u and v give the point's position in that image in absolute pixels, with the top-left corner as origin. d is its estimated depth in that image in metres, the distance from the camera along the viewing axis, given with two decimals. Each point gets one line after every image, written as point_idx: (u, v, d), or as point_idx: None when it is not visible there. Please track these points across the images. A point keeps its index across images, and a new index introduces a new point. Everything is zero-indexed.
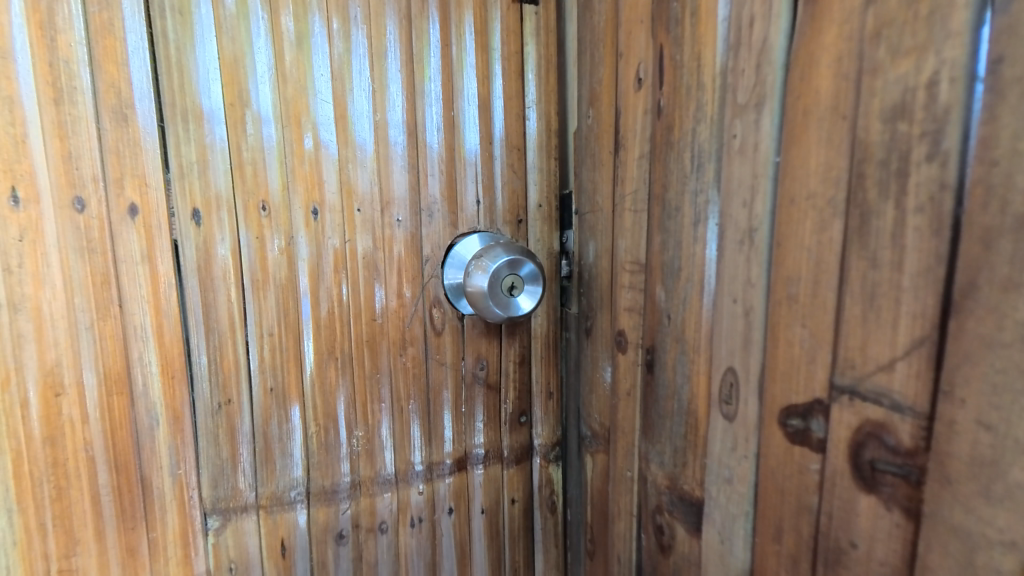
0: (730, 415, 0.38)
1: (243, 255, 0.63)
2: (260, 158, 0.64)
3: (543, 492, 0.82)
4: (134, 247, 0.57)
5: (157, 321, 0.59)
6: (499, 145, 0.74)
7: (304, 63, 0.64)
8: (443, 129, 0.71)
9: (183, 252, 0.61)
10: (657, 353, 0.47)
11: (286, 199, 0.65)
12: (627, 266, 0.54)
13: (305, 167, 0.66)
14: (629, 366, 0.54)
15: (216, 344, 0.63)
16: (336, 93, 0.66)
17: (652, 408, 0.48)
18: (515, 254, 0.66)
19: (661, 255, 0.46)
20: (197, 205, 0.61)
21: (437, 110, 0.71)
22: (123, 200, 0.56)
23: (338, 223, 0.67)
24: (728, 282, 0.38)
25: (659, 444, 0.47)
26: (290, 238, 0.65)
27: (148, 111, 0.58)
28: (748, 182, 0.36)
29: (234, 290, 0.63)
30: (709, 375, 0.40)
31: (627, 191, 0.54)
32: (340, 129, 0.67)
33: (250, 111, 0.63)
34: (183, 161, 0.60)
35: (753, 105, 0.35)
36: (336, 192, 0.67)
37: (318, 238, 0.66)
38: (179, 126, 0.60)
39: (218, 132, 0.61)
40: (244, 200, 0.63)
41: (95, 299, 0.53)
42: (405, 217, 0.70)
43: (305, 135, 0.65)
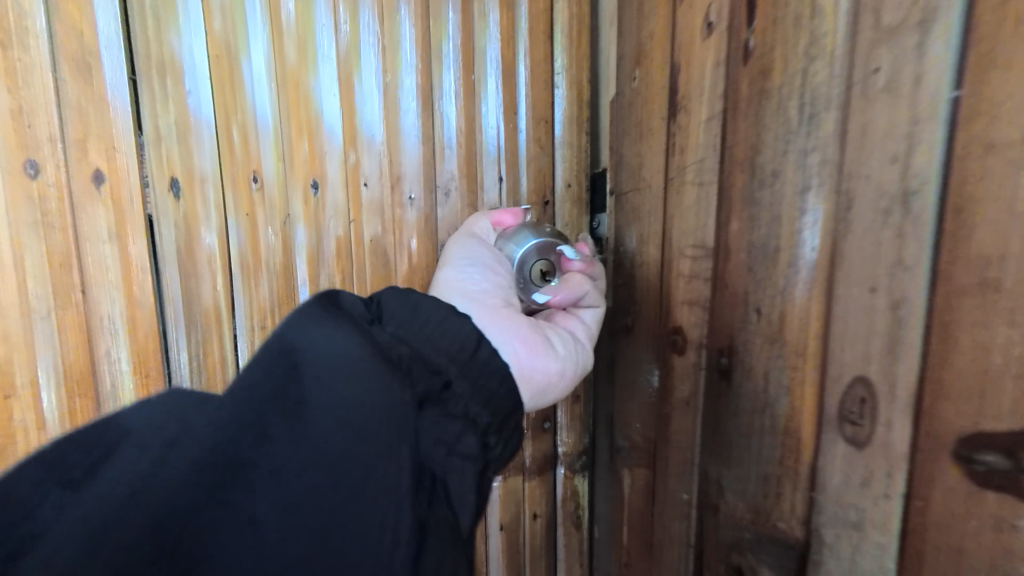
0: (859, 440, 0.28)
1: (232, 239, 0.55)
2: (252, 126, 0.55)
3: (568, 506, 0.74)
4: (101, 223, 0.50)
5: (130, 310, 0.51)
6: (524, 115, 0.65)
7: (304, 15, 0.55)
8: (461, 97, 0.62)
9: (161, 232, 0.53)
10: (738, 357, 0.38)
11: (282, 175, 0.56)
12: (687, 250, 0.46)
13: (304, 136, 0.57)
14: (688, 369, 0.46)
15: (200, 338, 0.55)
16: (340, 51, 0.56)
17: (728, 422, 0.39)
18: (541, 238, 0.53)
19: (744, 236, 0.37)
20: (178, 176, 0.53)
21: (455, 75, 0.61)
22: (87, 165, 0.49)
23: (341, 203, 0.58)
24: (858, 265, 0.28)
25: (737, 468, 0.38)
26: (286, 221, 0.57)
27: (117, 62, 0.49)
28: (900, 129, 0.26)
29: (222, 279, 0.56)
30: (822, 387, 0.31)
31: (688, 162, 0.46)
32: (344, 95, 0.57)
33: (241, 71, 0.54)
34: (160, 125, 0.52)
35: (912, 23, 0.25)
36: (338, 166, 0.58)
37: (317, 215, 0.58)
38: (156, 83, 0.51)
39: (201, 94, 0.53)
40: (233, 173, 0.55)
41: (55, 284, 0.48)
42: (418, 195, 0.61)
43: (304, 102, 0.56)
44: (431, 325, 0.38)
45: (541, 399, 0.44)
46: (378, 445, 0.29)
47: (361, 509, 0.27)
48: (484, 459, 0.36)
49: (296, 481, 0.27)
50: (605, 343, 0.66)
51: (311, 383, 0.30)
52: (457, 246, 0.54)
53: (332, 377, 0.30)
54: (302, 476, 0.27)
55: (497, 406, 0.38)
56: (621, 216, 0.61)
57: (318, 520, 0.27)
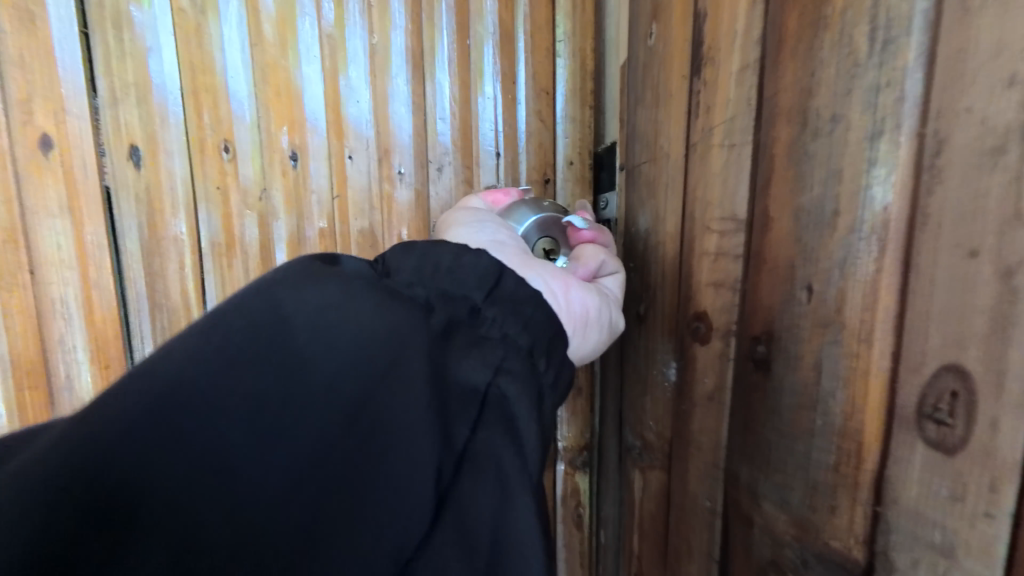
0: (943, 443, 0.23)
1: (201, 216, 0.50)
2: (221, 85, 0.49)
3: (570, 507, 0.68)
4: (52, 198, 0.46)
5: (86, 293, 0.48)
6: (524, 89, 0.59)
7: None
8: (456, 62, 0.56)
9: (121, 207, 0.48)
10: (778, 344, 0.32)
11: (256, 142, 0.51)
12: (714, 224, 0.40)
13: (282, 101, 0.51)
14: (712, 360, 0.40)
15: (164, 324, 0.50)
16: (320, 1, 0.51)
17: (765, 420, 0.33)
18: (543, 212, 0.47)
19: (789, 199, 0.32)
20: (138, 143, 0.48)
21: (449, 37, 0.55)
22: (36, 132, 0.46)
23: (323, 175, 0.53)
24: (951, 225, 0.22)
25: (776, 474, 0.32)
26: (262, 194, 0.51)
27: (66, 15, 0.45)
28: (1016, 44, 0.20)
29: (191, 260, 0.50)
30: (893, 377, 0.25)
31: (717, 122, 0.40)
32: (324, 53, 0.52)
33: (210, 22, 0.48)
34: (118, 85, 0.47)
35: None
36: (319, 133, 0.52)
37: (298, 194, 0.52)
38: (111, 37, 0.47)
39: (163, 48, 0.48)
40: (201, 139, 0.49)
41: (2, 264, 0.46)
42: (409, 169, 0.55)
43: (281, 57, 0.50)
44: (442, 266, 0.31)
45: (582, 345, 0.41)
46: (396, 372, 0.24)
47: (406, 441, 0.23)
48: (538, 386, 0.29)
49: (267, 430, 0.21)
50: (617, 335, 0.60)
51: (297, 321, 0.24)
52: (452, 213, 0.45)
53: (318, 320, 0.24)
54: (312, 410, 0.22)
55: (538, 330, 0.32)
56: (633, 195, 0.55)
57: (331, 452, 0.21)
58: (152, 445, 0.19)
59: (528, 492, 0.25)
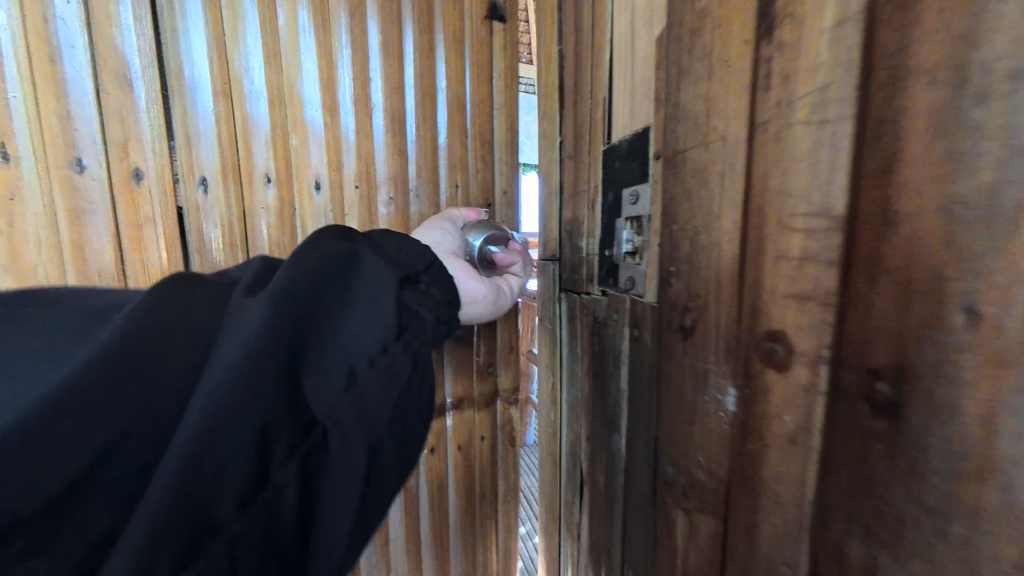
0: None
1: (269, 211, 1.10)
2: (272, 149, 1.08)
3: None
4: (211, 204, 1.06)
5: (210, 240, 1.06)
6: (445, 145, 1.20)
7: (296, 88, 1.07)
8: (394, 134, 1.15)
9: (228, 206, 1.07)
10: (916, 385, 0.24)
11: (301, 179, 1.11)
12: (796, 224, 0.32)
13: (307, 161, 1.12)
14: (794, 393, 0.32)
15: (234, 255, 1.07)
16: (316, 105, 1.09)
17: (896, 484, 0.26)
18: (485, 232, 0.98)
19: (938, 187, 0.23)
20: (236, 178, 1.06)
21: (387, 120, 1.14)
22: (198, 175, 1.04)
23: (331, 195, 1.14)
24: None
25: (921, 558, 0.25)
26: (301, 203, 1.12)
27: (202, 118, 1.02)
28: None
29: (263, 230, 1.10)
30: None
31: (800, 91, 0.32)
32: (324, 131, 1.10)
33: (263, 119, 1.06)
34: (227, 150, 1.05)
35: None
36: (326, 173, 1.12)
37: (323, 204, 1.13)
38: (220, 125, 1.03)
39: (253, 136, 1.06)
40: (271, 177, 1.09)
41: (168, 226, 1.02)
42: (397, 200, 1.17)
43: (302, 137, 1.09)
44: (402, 252, 0.75)
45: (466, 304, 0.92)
46: (380, 302, 0.61)
47: (385, 352, 0.60)
48: (434, 303, 0.74)
49: (324, 317, 0.56)
50: (654, 358, 0.52)
51: (350, 284, 0.61)
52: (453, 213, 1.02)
53: (360, 284, 0.61)
54: (344, 329, 0.57)
55: (443, 285, 0.77)
56: (670, 193, 0.48)
57: (355, 347, 0.57)
58: (272, 350, 0.49)
59: (427, 351, 0.68)
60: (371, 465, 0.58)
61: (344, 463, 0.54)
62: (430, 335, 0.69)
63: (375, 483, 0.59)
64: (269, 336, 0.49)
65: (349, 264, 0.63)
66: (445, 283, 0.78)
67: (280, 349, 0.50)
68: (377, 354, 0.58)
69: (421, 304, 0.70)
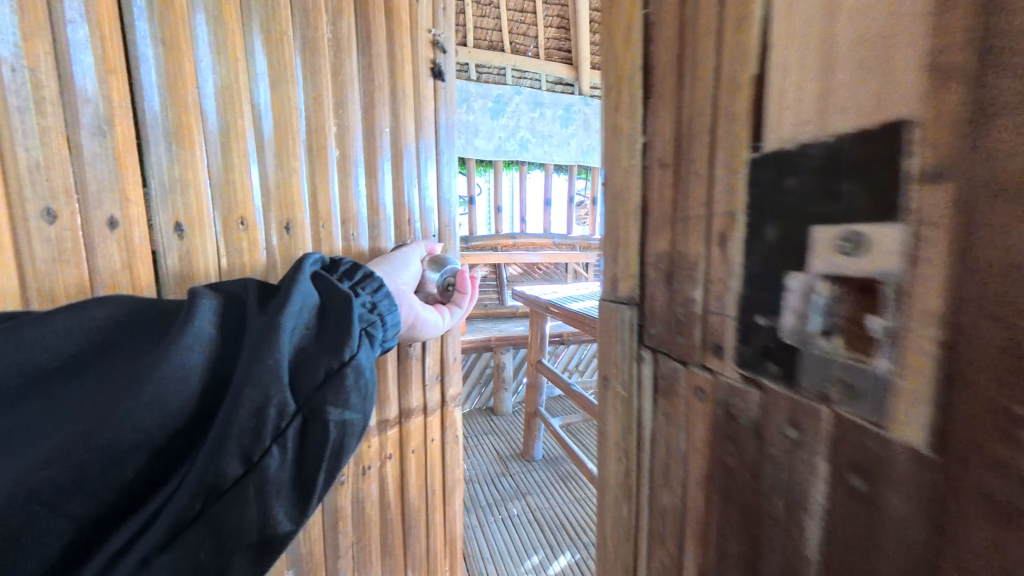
0: None
1: (230, 248, 1.10)
2: (237, 186, 1.10)
3: None
4: (167, 241, 1.01)
5: (158, 278, 1.00)
6: (378, 190, 1.40)
7: (258, 128, 1.13)
8: (343, 175, 1.32)
9: (188, 246, 1.03)
10: None
11: (265, 215, 1.16)
12: None
13: (270, 200, 1.17)
14: None
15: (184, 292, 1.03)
16: (276, 145, 1.17)
17: None
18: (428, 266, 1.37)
19: None
20: (192, 216, 1.04)
21: (338, 162, 1.30)
22: (157, 216, 0.99)
23: (294, 230, 1.23)
24: None
25: None
26: (262, 238, 1.16)
27: (158, 154, 0.98)
28: None
29: (216, 267, 1.08)
30: None
31: None
32: (283, 170, 1.19)
33: (222, 154, 1.07)
34: (186, 189, 1.02)
35: None
36: (286, 210, 1.20)
37: (282, 239, 1.20)
38: (178, 161, 1.01)
39: (213, 171, 1.06)
40: (232, 215, 1.10)
41: (110, 268, 0.93)
42: (347, 234, 1.34)
43: (264, 176, 1.15)
44: (358, 283, 1.04)
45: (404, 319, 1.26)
46: (335, 329, 0.85)
47: (332, 367, 0.80)
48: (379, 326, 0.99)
49: (291, 343, 0.80)
50: (925, 552, 0.31)
51: (308, 316, 0.85)
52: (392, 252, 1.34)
53: (313, 317, 0.85)
54: (300, 350, 0.81)
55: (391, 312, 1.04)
56: (976, 293, 0.28)
57: (303, 368, 0.79)
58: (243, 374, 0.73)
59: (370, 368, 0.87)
60: (336, 443, 0.78)
61: (308, 439, 0.77)
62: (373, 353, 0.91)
63: (337, 460, 0.80)
64: (242, 367, 0.73)
65: (318, 297, 0.90)
66: (389, 301, 1.03)
67: (249, 372, 0.73)
68: (332, 368, 0.80)
69: (370, 319, 0.96)
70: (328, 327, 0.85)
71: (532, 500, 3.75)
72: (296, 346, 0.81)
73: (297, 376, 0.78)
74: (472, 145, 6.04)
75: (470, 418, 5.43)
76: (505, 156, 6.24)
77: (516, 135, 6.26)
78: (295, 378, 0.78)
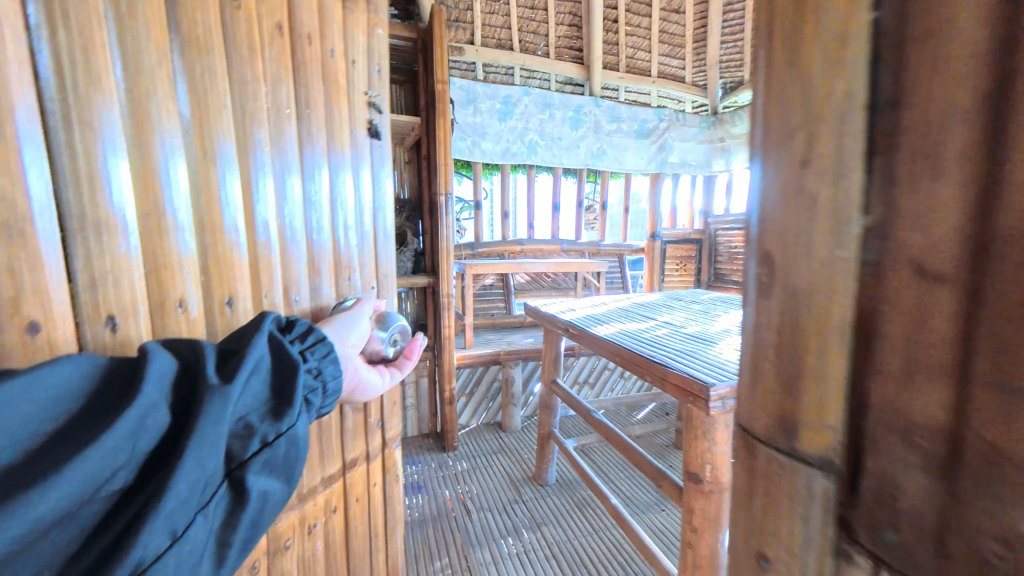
0: None
1: (154, 328, 1.10)
2: (165, 263, 1.11)
3: None
4: (92, 330, 0.98)
5: None
6: (301, 252, 1.52)
7: (191, 203, 1.17)
8: (270, 240, 1.41)
9: (113, 332, 1.01)
10: None
11: (193, 288, 1.18)
12: None
13: (200, 271, 1.20)
14: None
15: None
16: (208, 218, 1.22)
17: None
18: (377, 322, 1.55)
19: None
20: (118, 299, 1.02)
21: (265, 229, 1.39)
22: (81, 305, 0.96)
23: (221, 299, 1.26)
24: None
25: None
26: (189, 312, 1.18)
27: (85, 240, 0.96)
28: None
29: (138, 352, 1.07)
30: None
31: None
32: (215, 242, 1.24)
33: (154, 232, 1.08)
34: (115, 273, 1.01)
35: None
36: (215, 280, 1.24)
37: (210, 311, 1.23)
38: (108, 246, 0.99)
39: (146, 251, 1.07)
40: (160, 292, 1.11)
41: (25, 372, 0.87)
42: (271, 296, 1.41)
43: (197, 248, 1.19)
44: (303, 342, 1.18)
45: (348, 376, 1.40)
46: (286, 396, 1.01)
47: (275, 435, 0.96)
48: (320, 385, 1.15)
49: (243, 408, 0.93)
50: None
51: (259, 381, 0.98)
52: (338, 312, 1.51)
53: (262, 383, 0.99)
54: (251, 415, 0.94)
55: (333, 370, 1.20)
56: None
57: (252, 433, 0.94)
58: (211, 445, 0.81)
59: (304, 431, 1.04)
60: (258, 508, 0.92)
61: (235, 507, 0.88)
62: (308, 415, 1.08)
63: (259, 522, 0.93)
64: (207, 435, 0.80)
65: (268, 361, 1.04)
66: (333, 368, 1.19)
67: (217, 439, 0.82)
68: (273, 436, 0.96)
69: (311, 385, 1.11)
70: (276, 393, 1.01)
71: (548, 531, 3.52)
72: (250, 410, 0.94)
73: (243, 444, 0.92)
74: (479, 148, 5.76)
75: (478, 435, 5.20)
76: (513, 159, 5.97)
77: (525, 137, 5.98)
78: (244, 444, 0.92)
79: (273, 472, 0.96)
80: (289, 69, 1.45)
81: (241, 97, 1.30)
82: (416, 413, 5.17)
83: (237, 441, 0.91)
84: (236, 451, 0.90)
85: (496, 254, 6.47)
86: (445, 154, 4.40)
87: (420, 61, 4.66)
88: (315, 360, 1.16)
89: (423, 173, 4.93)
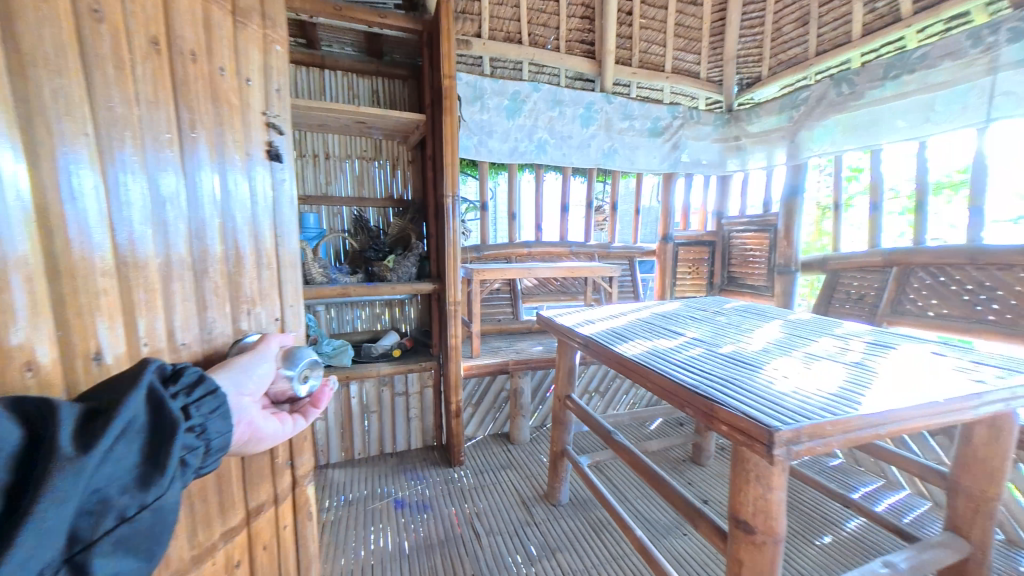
0: None
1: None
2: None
3: None
4: None
5: None
6: (180, 293, 1.30)
7: (33, 243, 0.96)
8: (140, 277, 1.18)
9: None
10: None
11: (38, 347, 0.97)
12: None
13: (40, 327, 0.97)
14: None
15: None
16: (62, 258, 1.01)
17: None
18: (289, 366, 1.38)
19: None
20: None
21: (131, 262, 1.15)
22: None
23: (70, 359, 1.03)
24: None
25: None
26: (29, 376, 0.95)
27: None
28: None
29: None
30: None
31: None
32: (66, 284, 1.02)
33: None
34: None
35: None
36: (65, 339, 1.02)
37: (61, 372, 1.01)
38: None
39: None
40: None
41: None
42: (145, 343, 1.20)
43: (31, 298, 0.96)
44: (196, 395, 1.03)
45: (246, 431, 1.24)
46: (156, 467, 0.89)
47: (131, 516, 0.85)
48: (205, 445, 1.02)
49: (92, 488, 0.80)
50: None
51: (124, 451, 0.86)
52: (237, 352, 1.34)
53: (128, 451, 0.87)
54: (106, 492, 0.82)
55: (225, 428, 1.08)
56: None
57: (108, 514, 0.82)
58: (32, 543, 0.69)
59: (172, 502, 0.93)
60: None
61: None
62: (181, 483, 0.96)
63: None
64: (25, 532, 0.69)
65: (142, 420, 0.91)
66: (220, 425, 1.06)
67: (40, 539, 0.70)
68: (130, 513, 0.85)
69: (190, 444, 0.97)
70: (144, 464, 0.89)
71: (563, 559, 3.30)
72: (109, 485, 0.83)
73: (86, 529, 0.79)
74: (487, 146, 5.51)
75: (485, 448, 4.97)
76: (522, 159, 5.73)
77: (534, 136, 5.72)
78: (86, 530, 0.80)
79: (123, 556, 0.85)
80: (169, 90, 1.26)
81: (108, 125, 1.10)
82: (421, 425, 4.95)
83: (80, 529, 0.78)
84: (74, 541, 0.77)
85: (502, 257, 6.23)
86: (452, 153, 4.16)
87: (425, 55, 4.41)
88: (200, 417, 1.01)
89: (427, 173, 4.69)
